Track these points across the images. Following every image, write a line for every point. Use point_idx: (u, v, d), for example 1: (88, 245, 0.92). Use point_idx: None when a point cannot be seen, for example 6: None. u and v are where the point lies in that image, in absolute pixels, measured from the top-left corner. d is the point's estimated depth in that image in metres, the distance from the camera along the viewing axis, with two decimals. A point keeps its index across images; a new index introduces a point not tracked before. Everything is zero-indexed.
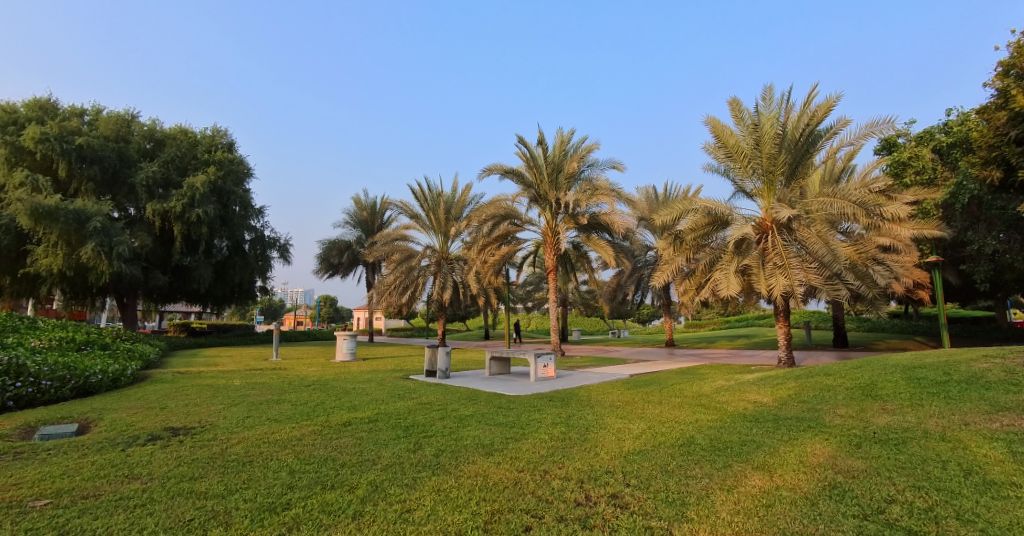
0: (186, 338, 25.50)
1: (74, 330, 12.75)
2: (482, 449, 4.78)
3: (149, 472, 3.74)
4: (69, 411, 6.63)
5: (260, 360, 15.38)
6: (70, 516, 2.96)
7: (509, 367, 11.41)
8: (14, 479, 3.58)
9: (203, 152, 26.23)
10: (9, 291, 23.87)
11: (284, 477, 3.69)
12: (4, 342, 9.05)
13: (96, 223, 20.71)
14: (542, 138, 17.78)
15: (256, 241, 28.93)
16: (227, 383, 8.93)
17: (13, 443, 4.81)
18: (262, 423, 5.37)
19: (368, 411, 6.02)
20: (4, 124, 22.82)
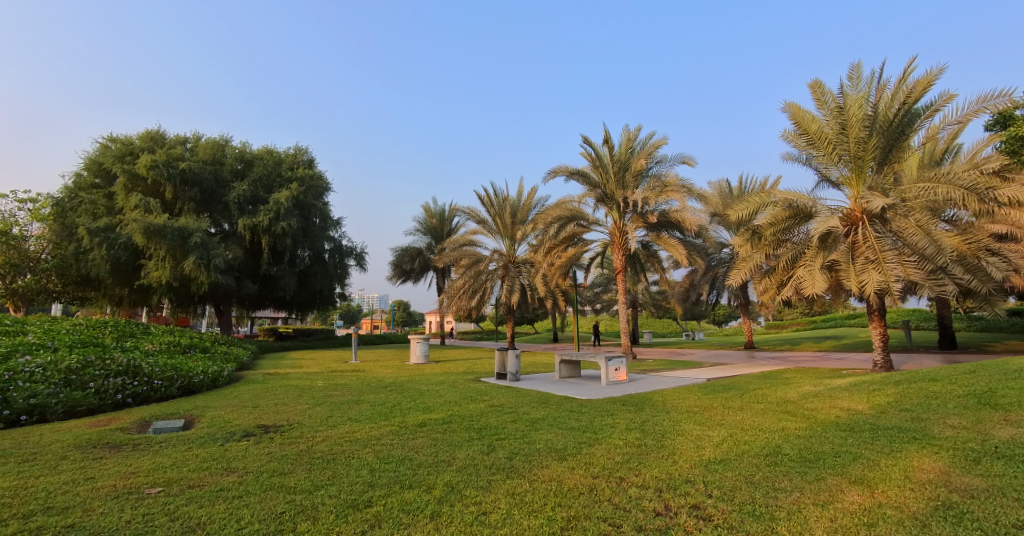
0: (276, 341, 27.58)
1: (179, 335, 14.20)
2: (555, 453, 4.70)
3: (245, 466, 4.01)
4: (177, 408, 7.33)
5: (340, 362, 16.31)
6: (179, 504, 3.24)
7: (580, 370, 11.24)
8: (133, 468, 3.99)
9: (286, 170, 28.30)
10: (126, 301, 26.94)
11: (365, 475, 3.80)
12: (124, 346, 10.23)
13: (196, 239, 22.91)
14: (607, 136, 17.45)
15: (335, 251, 30.71)
16: (311, 384, 9.49)
17: (131, 435, 5.38)
18: (343, 422, 5.65)
19: (442, 413, 6.16)
20: (123, 154, 25.91)
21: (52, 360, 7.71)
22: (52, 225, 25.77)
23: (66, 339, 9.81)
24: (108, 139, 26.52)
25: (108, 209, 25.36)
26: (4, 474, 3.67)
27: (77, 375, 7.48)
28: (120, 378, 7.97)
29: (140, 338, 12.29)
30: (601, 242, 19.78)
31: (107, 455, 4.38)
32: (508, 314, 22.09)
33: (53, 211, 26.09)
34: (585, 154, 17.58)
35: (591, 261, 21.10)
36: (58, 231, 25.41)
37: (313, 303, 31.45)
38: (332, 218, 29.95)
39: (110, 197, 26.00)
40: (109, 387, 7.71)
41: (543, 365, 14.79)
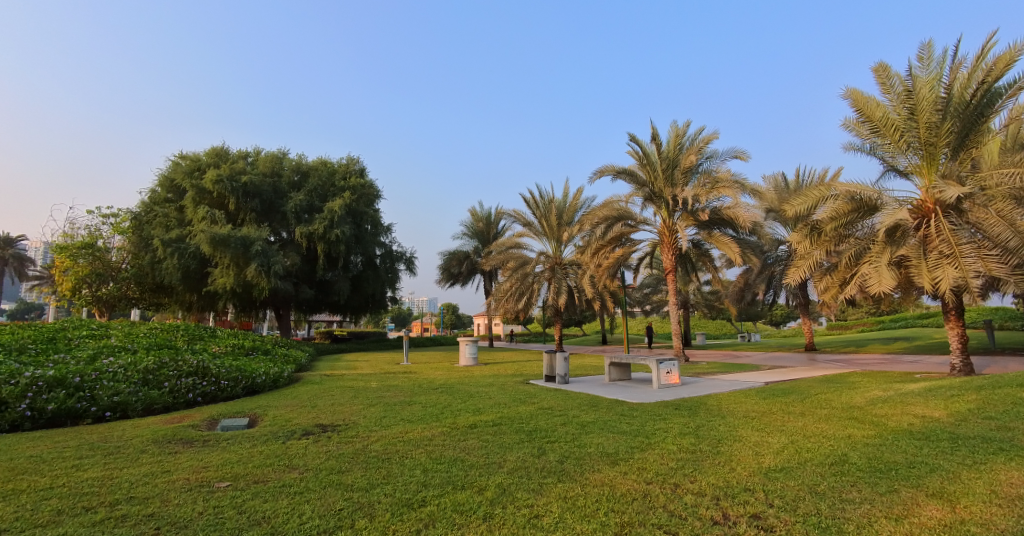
0: (333, 344, 28.73)
1: (243, 338, 15.09)
2: (606, 458, 4.62)
3: (305, 463, 4.13)
4: (242, 407, 7.77)
5: (392, 363, 16.79)
6: (245, 498, 3.33)
7: (631, 373, 11.04)
8: (204, 463, 4.20)
9: (339, 179, 29.47)
10: (196, 306, 28.85)
11: (419, 474, 3.78)
12: (194, 349, 10.96)
13: (258, 247, 24.22)
14: (655, 133, 17.08)
15: (386, 256, 31.66)
16: (365, 385, 9.81)
17: (202, 432, 5.75)
18: (396, 423, 5.79)
19: (491, 415, 6.21)
20: (192, 170, 27.81)
21: (133, 362, 8.38)
22: (131, 237, 28.02)
23: (145, 342, 10.64)
24: (179, 156, 28.56)
25: (179, 221, 27.26)
26: (92, 465, 4.00)
27: (153, 375, 8.08)
28: (191, 379, 8.53)
29: (210, 341, 13.14)
30: (649, 242, 19.38)
31: (181, 450, 4.67)
32: (556, 316, 21.99)
33: (132, 225, 28.35)
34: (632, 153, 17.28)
35: (639, 262, 20.70)
36: (136, 243, 27.58)
37: (365, 307, 32.56)
38: (383, 225, 30.93)
39: (181, 210, 27.96)
40: (181, 386, 8.28)
41: (591, 368, 14.63)
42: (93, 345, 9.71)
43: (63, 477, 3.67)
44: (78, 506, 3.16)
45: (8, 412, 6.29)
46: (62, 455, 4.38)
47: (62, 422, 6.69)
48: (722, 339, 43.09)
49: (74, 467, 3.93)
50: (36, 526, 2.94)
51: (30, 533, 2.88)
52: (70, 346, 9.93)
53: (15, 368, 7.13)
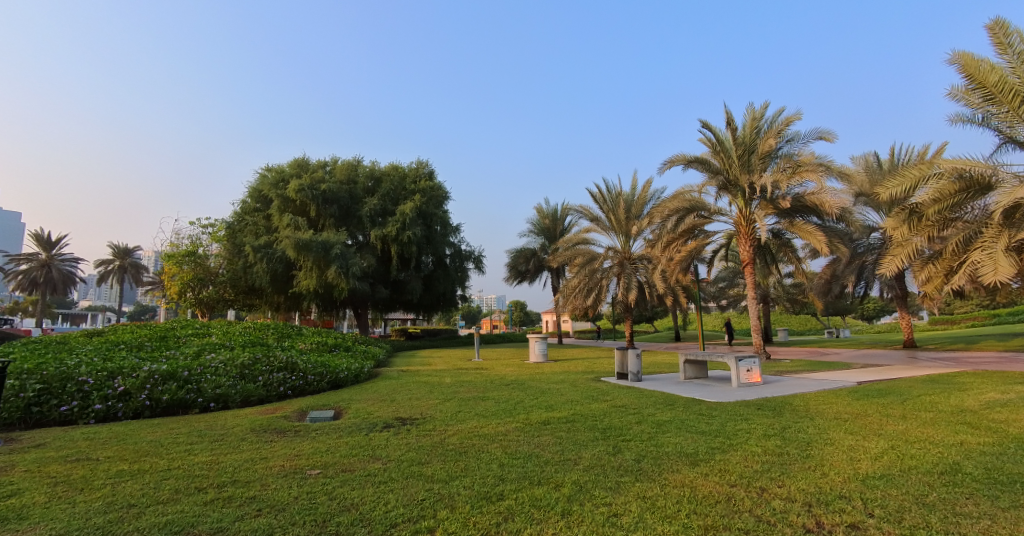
0: (407, 342, 29.89)
1: (326, 336, 16.08)
2: (685, 458, 4.44)
3: (387, 454, 4.25)
4: (327, 400, 8.26)
5: (464, 360, 17.21)
6: (335, 485, 3.46)
7: (708, 371, 10.58)
8: (296, 452, 4.46)
9: (410, 183, 30.61)
10: (283, 307, 31.09)
11: (496, 469, 3.78)
12: (284, 346, 11.82)
13: (337, 250, 25.71)
14: (730, 118, 16.28)
15: (455, 255, 32.48)
16: (439, 380, 10.09)
17: (294, 422, 6.17)
18: (471, 417, 5.91)
19: (565, 412, 6.17)
20: (277, 181, 29.98)
21: (232, 357, 9.16)
22: (227, 244, 30.69)
23: (241, 340, 11.61)
24: (266, 169, 30.87)
25: (267, 228, 29.51)
26: (201, 450, 4.40)
27: (249, 370, 8.78)
28: (281, 373, 9.19)
29: (298, 338, 14.12)
30: (724, 233, 18.50)
31: (276, 439, 5.03)
32: (626, 313, 21.50)
33: (227, 233, 31.07)
34: (705, 140, 16.59)
35: (714, 254, 19.81)
36: (230, 249, 30.14)
37: (436, 305, 33.58)
38: (452, 225, 31.69)
39: (268, 218, 30.23)
40: (274, 380, 8.94)
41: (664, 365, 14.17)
42: (199, 343, 10.75)
43: (178, 460, 4.06)
44: (191, 487, 3.48)
45: (132, 401, 7.16)
46: (177, 441, 4.86)
47: (174, 411, 7.47)
48: (807, 336, 40.09)
49: (186, 452, 4.34)
50: (158, 503, 3.29)
51: (153, 510, 3.21)
52: (181, 343, 11.06)
53: (136, 362, 8.03)
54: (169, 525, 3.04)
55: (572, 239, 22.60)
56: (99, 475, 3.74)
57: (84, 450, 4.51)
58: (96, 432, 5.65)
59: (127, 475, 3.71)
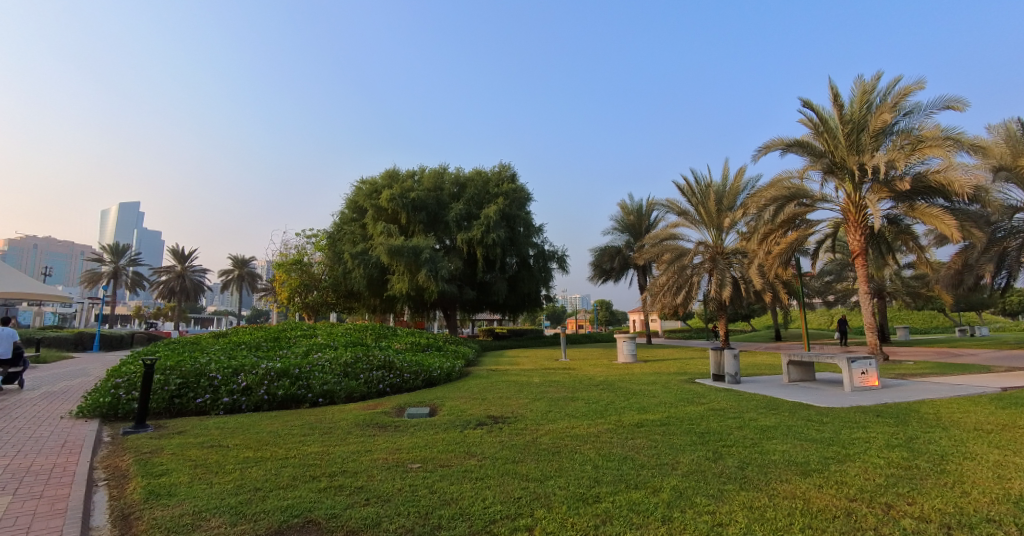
0: (493, 341, 30.50)
1: (419, 336, 16.86)
2: (795, 467, 4.09)
3: (481, 451, 4.34)
4: (423, 397, 8.58)
5: (551, 360, 17.23)
6: (435, 479, 3.59)
7: (815, 373, 9.75)
8: (398, 445, 4.69)
9: (493, 187, 31.14)
10: (379, 309, 33.02)
11: (590, 470, 3.71)
12: (383, 346, 12.55)
13: (426, 254, 26.82)
14: (835, 94, 14.92)
15: (539, 255, 32.60)
16: (528, 379, 10.17)
17: (395, 417, 6.52)
18: (562, 418, 5.89)
19: (658, 414, 5.95)
20: (371, 192, 31.89)
21: (336, 356, 9.86)
22: (328, 253, 33.09)
23: (343, 340, 12.49)
24: (360, 181, 33.01)
25: (363, 236, 31.52)
26: (314, 441, 4.78)
27: (352, 368, 9.40)
28: (380, 372, 9.75)
29: (393, 339, 14.94)
30: (830, 222, 16.99)
31: (379, 433, 5.34)
32: (720, 311, 20.36)
33: (328, 242, 33.53)
34: (806, 120, 15.41)
35: (818, 246, 18.24)
36: (331, 257, 32.51)
37: (522, 305, 33.97)
38: (535, 226, 31.80)
39: (363, 227, 32.30)
40: (374, 378, 9.50)
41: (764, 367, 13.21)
42: (308, 343, 11.76)
43: (295, 450, 4.43)
44: (307, 475, 3.77)
45: (253, 395, 7.96)
46: (294, 432, 5.32)
47: (289, 405, 8.22)
48: (935, 334, 35.23)
49: (300, 442, 4.74)
50: (280, 488, 3.61)
51: (276, 494, 3.52)
52: (294, 343, 12.14)
53: (256, 361, 8.91)
54: (291, 509, 3.32)
55: (659, 235, 21.90)
56: (230, 460, 4.18)
57: (218, 437, 5.08)
58: (227, 421, 6.33)
59: (253, 462, 4.11)
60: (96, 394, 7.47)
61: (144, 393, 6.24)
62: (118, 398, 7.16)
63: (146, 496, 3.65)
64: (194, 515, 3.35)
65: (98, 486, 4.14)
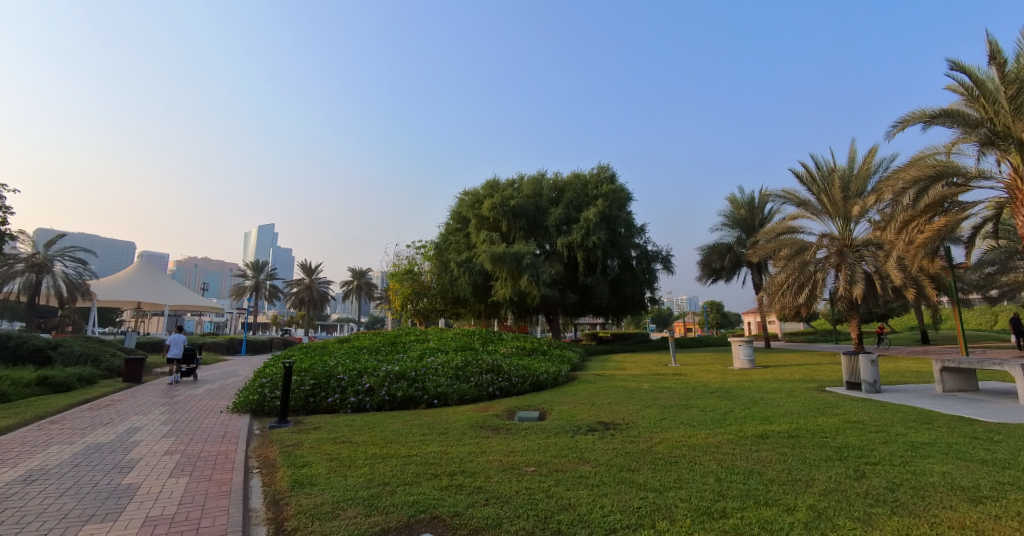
0: (597, 345, 30.01)
1: (524, 340, 17.15)
2: (961, 493, 3.54)
3: (595, 457, 4.30)
4: (533, 400, 8.66)
5: (659, 365, 16.56)
6: (551, 483, 3.62)
7: (978, 382, 8.44)
8: (512, 448, 4.81)
9: (592, 189, 30.66)
10: (483, 314, 34.05)
11: (713, 483, 3.52)
12: (490, 351, 12.91)
13: (527, 260, 27.04)
14: (993, 52, 12.76)
15: (642, 256, 31.62)
16: (637, 386, 9.87)
17: (506, 420, 6.65)
18: (677, 426, 5.65)
19: (786, 425, 5.48)
20: (473, 203, 32.93)
21: (448, 360, 10.35)
22: (435, 262, 34.61)
23: (453, 345, 13.08)
24: (463, 192, 34.28)
25: (467, 245, 32.70)
26: (433, 441, 5.06)
27: (462, 371, 9.79)
28: (490, 375, 10.02)
29: (500, 343, 15.43)
30: (989, 203, 14.59)
31: (492, 435, 5.51)
32: (850, 310, 18.24)
33: (435, 252, 35.10)
34: (955, 87, 13.28)
35: (974, 232, 15.74)
36: (438, 266, 34.01)
37: (626, 308, 33.15)
38: (637, 226, 30.84)
39: (467, 236, 33.54)
40: (483, 381, 9.78)
41: (909, 374, 11.55)
42: (422, 347, 12.52)
43: (416, 449, 4.71)
44: (429, 473, 4.00)
45: (375, 396, 8.60)
46: (416, 432, 5.65)
47: (407, 405, 8.75)
48: None
49: (421, 441, 5.03)
50: (405, 484, 3.86)
51: (402, 489, 3.77)
52: (408, 347, 12.96)
53: (376, 364, 9.65)
54: (417, 504, 3.53)
55: (777, 229, 20.34)
56: (360, 455, 4.56)
57: (348, 434, 5.56)
58: (354, 420, 6.89)
59: (380, 458, 4.44)
60: (246, 392, 8.57)
61: (286, 393, 7.04)
62: (264, 396, 8.15)
63: (292, 485, 4.09)
64: (334, 505, 3.69)
65: (253, 473, 4.74)
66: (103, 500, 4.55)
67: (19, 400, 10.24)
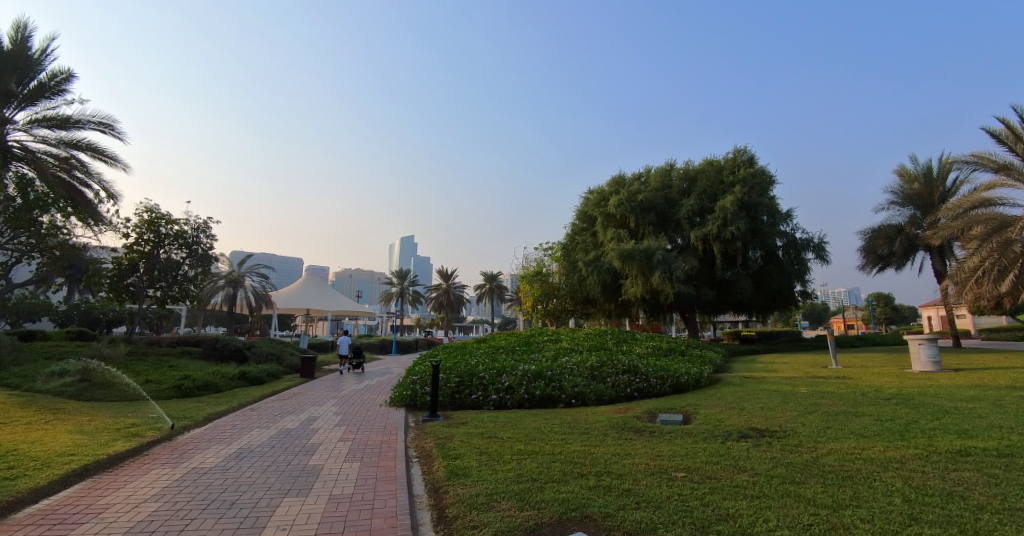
0: (740, 345, 27.74)
1: (659, 340, 16.55)
2: None
3: (751, 467, 4.05)
4: (674, 403, 8.34)
5: (814, 366, 14.91)
6: (704, 491, 3.51)
7: None
8: (657, 451, 4.75)
9: (728, 175, 28.58)
10: (614, 314, 33.45)
11: (900, 504, 3.13)
12: (625, 351, 12.69)
13: (659, 256, 26.05)
14: None
15: (789, 245, 28.72)
16: (793, 390, 9.00)
17: (647, 423, 6.54)
18: (846, 437, 5.10)
19: (995, 441, 4.63)
20: (598, 200, 32.46)
21: (582, 361, 10.49)
22: (563, 263, 34.67)
23: (587, 345, 13.18)
24: (588, 192, 34.01)
25: (594, 244, 32.19)
26: (575, 441, 5.18)
27: (598, 372, 9.81)
28: (626, 375, 9.84)
29: (634, 344, 15.21)
30: None
31: (635, 437, 5.48)
32: None
33: (562, 253, 35.26)
34: None
35: None
36: (567, 266, 33.85)
37: (772, 303, 30.47)
38: (782, 212, 28.02)
39: (594, 235, 33.09)
40: (620, 381, 9.64)
41: None
42: (555, 348, 12.78)
43: (559, 448, 4.87)
44: (575, 472, 4.11)
45: (515, 394, 9.01)
46: (559, 431, 5.82)
47: (545, 404, 9.00)
48: None
49: (563, 440, 5.17)
50: (553, 481, 4.01)
51: (551, 486, 3.93)
52: (543, 347, 13.34)
53: (514, 364, 10.14)
54: (567, 502, 3.65)
55: (965, 202, 17.48)
56: (508, 451, 4.83)
57: (493, 429, 5.95)
58: (497, 416, 7.34)
59: (526, 455, 4.66)
60: (400, 388, 9.61)
61: (434, 390, 7.77)
62: (416, 391, 9.09)
63: (449, 474, 4.48)
64: (488, 496, 3.97)
65: (413, 461, 5.29)
66: (296, 477, 5.42)
67: (227, 391, 12.54)
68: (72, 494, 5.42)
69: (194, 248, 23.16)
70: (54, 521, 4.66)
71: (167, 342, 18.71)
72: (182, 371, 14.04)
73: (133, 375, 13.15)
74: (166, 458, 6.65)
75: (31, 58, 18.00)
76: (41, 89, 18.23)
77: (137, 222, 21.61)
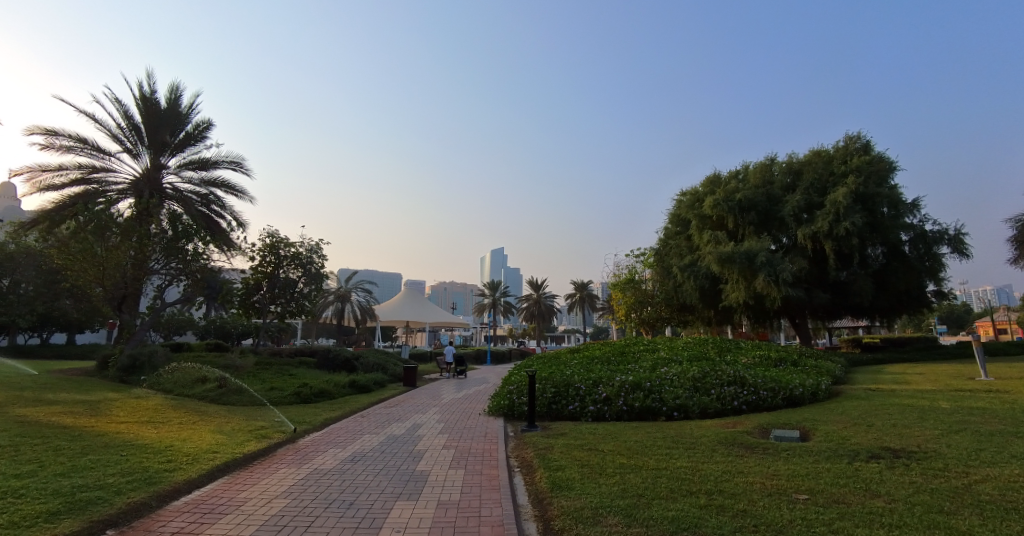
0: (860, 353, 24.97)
1: (768, 349, 15.41)
2: None
3: (887, 491, 3.69)
4: (789, 417, 7.74)
5: (960, 378, 13.05)
6: (832, 516, 3.27)
7: None
8: (777, 470, 4.48)
9: (839, 165, 26.08)
10: (715, 321, 31.74)
11: None
12: (730, 361, 11.99)
13: (762, 258, 24.35)
14: None
15: (917, 239, 25.50)
16: (933, 405, 7.97)
17: (760, 439, 6.17)
18: (1007, 461, 4.44)
19: None
20: (692, 202, 31.14)
21: (684, 371, 10.13)
22: (656, 269, 33.52)
23: (687, 355, 12.67)
24: (680, 194, 32.72)
25: (689, 248, 30.86)
26: (682, 456, 5.02)
27: (701, 383, 9.39)
28: (732, 386, 9.31)
29: (739, 353, 14.34)
30: None
31: (747, 455, 5.19)
32: None
33: (655, 258, 34.19)
34: None
35: None
36: (660, 272, 32.66)
37: (900, 305, 27.10)
38: (906, 202, 24.98)
39: (688, 239, 31.73)
40: (726, 393, 9.15)
41: None
42: (653, 358, 12.41)
43: (665, 463, 4.75)
44: (684, 489, 4.00)
45: (613, 406, 8.88)
46: (663, 445, 5.69)
47: (646, 416, 8.78)
48: None
49: (669, 455, 5.04)
50: (660, 497, 3.93)
51: (659, 503, 3.86)
52: (639, 357, 13.01)
53: (611, 374, 10.04)
54: (677, 521, 3.56)
55: None
56: (611, 464, 4.81)
57: (594, 442, 5.94)
58: (597, 428, 7.32)
59: (629, 469, 4.62)
60: (497, 398, 9.95)
61: (531, 399, 7.94)
62: (513, 401, 9.33)
63: (552, 486, 4.56)
64: (593, 509, 3.99)
65: (515, 471, 5.44)
66: (406, 481, 5.81)
67: (338, 397, 13.65)
68: (217, 487, 6.25)
69: (307, 267, 25.46)
70: (205, 510, 5.42)
71: (286, 352, 20.79)
72: (299, 378, 15.54)
73: (261, 382, 14.80)
74: (291, 458, 7.42)
75: (181, 113, 20.98)
76: (189, 138, 21.12)
77: (260, 246, 24.31)
